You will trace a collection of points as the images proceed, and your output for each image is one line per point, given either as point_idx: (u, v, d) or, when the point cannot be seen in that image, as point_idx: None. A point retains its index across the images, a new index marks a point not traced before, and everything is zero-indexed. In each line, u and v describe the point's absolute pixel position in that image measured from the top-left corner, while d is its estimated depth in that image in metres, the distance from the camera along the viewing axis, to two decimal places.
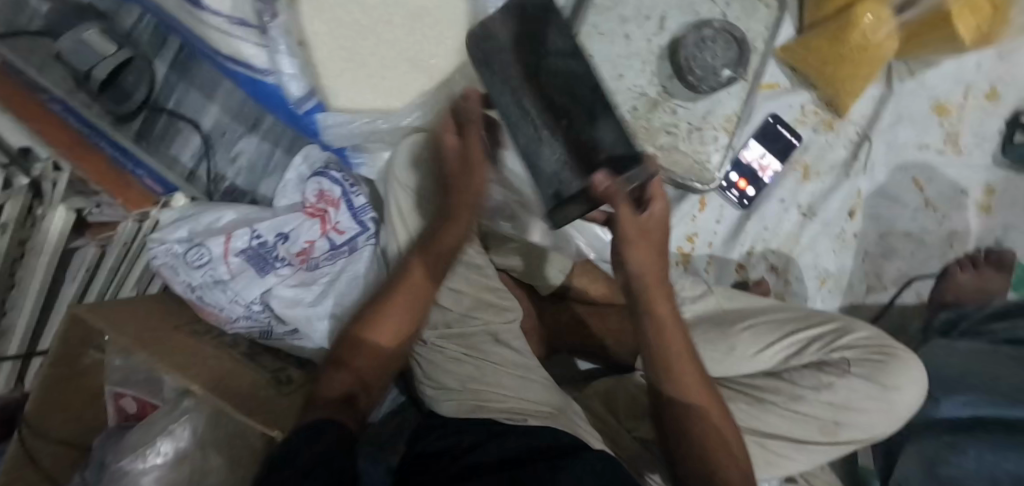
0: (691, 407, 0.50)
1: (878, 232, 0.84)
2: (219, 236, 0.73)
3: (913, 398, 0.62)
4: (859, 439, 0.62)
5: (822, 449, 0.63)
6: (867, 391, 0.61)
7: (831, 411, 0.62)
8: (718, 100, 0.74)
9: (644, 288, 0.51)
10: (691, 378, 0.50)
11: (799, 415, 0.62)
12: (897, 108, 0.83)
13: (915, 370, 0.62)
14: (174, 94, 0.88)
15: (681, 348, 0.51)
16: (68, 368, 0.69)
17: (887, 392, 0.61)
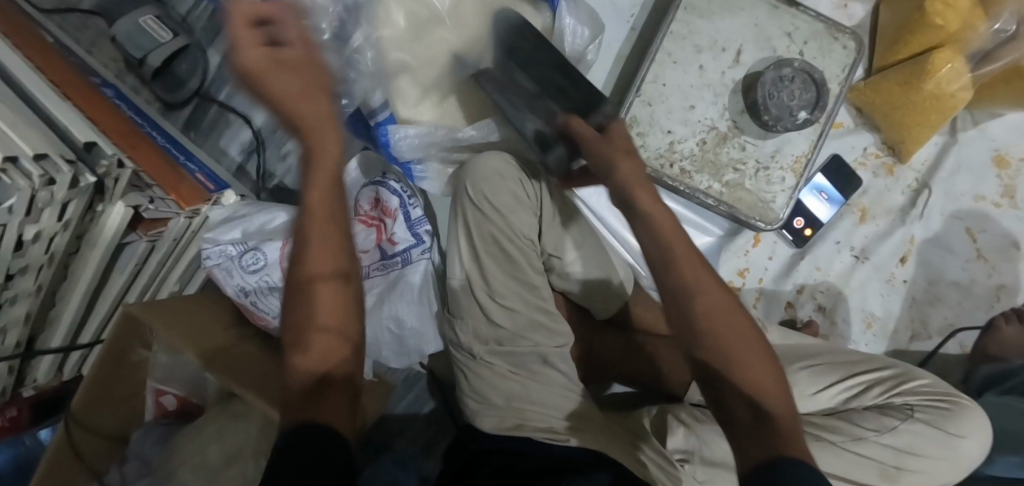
0: (745, 377, 0.45)
1: (927, 280, 0.84)
2: (276, 240, 0.72)
3: (976, 448, 0.63)
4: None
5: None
6: (933, 437, 0.62)
7: (895, 456, 0.61)
8: (788, 140, 0.74)
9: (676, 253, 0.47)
10: (741, 345, 0.45)
11: (863, 458, 0.61)
12: (958, 157, 0.83)
13: (977, 419, 0.63)
14: (226, 87, 0.86)
15: (724, 314, 0.46)
16: (115, 365, 0.68)
17: (951, 439, 0.62)
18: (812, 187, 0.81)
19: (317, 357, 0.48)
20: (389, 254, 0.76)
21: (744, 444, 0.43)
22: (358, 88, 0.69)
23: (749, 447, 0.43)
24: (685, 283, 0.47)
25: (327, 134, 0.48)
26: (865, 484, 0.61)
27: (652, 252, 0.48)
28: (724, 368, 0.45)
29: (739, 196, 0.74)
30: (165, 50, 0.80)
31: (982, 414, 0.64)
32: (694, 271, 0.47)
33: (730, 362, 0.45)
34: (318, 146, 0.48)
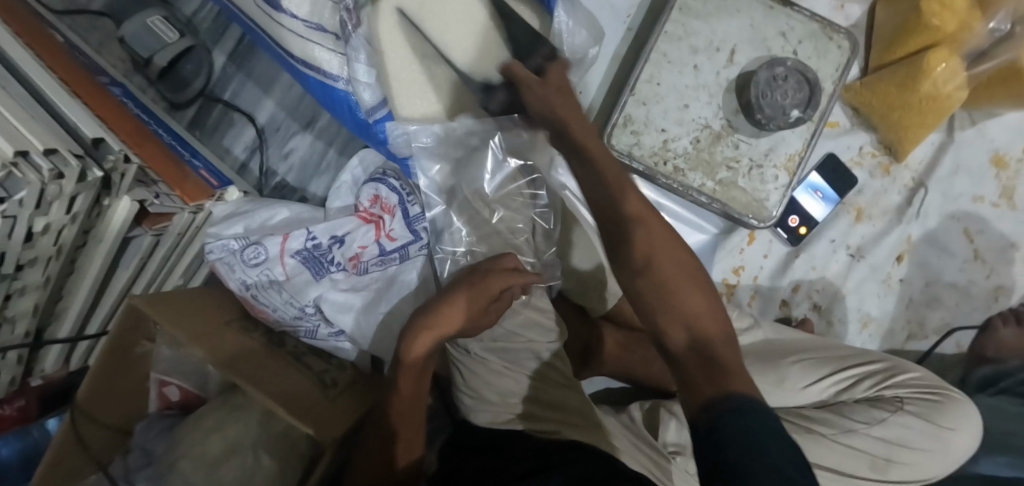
0: (686, 312, 0.48)
1: (924, 280, 0.84)
2: (277, 236, 0.73)
3: (965, 440, 0.64)
4: (907, 478, 0.63)
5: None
6: (923, 430, 0.63)
7: (884, 448, 0.62)
8: (782, 139, 0.74)
9: (623, 202, 0.53)
10: (681, 282, 0.49)
11: (852, 450, 0.62)
12: (957, 157, 0.83)
13: (966, 411, 0.64)
14: (231, 86, 0.88)
15: (666, 254, 0.51)
16: (121, 356, 0.70)
17: (942, 431, 0.63)
18: (808, 186, 0.81)
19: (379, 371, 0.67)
20: (387, 250, 0.77)
21: (688, 376, 0.45)
22: (357, 87, 0.70)
23: (695, 379, 0.44)
24: (633, 231, 0.52)
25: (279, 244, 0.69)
26: (854, 474, 0.62)
27: (602, 209, 0.55)
28: (668, 305, 0.48)
29: (732, 194, 0.74)
30: (170, 50, 0.82)
31: (971, 405, 0.65)
32: (642, 225, 0.52)
33: (673, 299, 0.48)
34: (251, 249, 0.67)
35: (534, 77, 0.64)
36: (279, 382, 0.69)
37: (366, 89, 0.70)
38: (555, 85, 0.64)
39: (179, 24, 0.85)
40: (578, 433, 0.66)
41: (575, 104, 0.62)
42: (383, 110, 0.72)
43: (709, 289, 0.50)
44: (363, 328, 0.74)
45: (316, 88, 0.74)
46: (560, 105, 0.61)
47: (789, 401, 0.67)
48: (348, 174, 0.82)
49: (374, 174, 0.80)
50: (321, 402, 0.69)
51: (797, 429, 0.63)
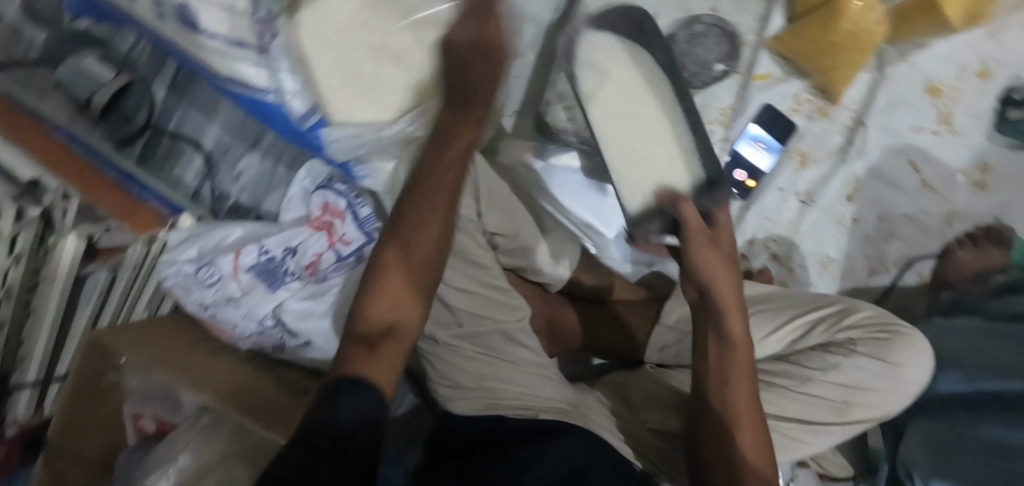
0: (735, 440, 0.55)
1: (877, 215, 0.84)
2: (229, 253, 0.74)
3: (920, 374, 0.63)
4: (869, 418, 0.63)
5: (833, 429, 0.63)
6: (877, 370, 0.62)
7: (842, 392, 0.62)
8: (713, 94, 0.76)
9: (736, 373, 0.57)
10: (739, 397, 0.57)
11: (811, 398, 0.62)
12: (892, 92, 0.84)
13: (918, 345, 0.63)
14: (174, 116, 0.89)
15: (743, 388, 0.57)
16: (87, 392, 0.70)
17: (894, 369, 0.62)
18: (749, 137, 0.82)
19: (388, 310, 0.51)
20: (344, 255, 0.78)
21: None
22: (285, 97, 0.70)
23: None
24: (723, 374, 0.57)
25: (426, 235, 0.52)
26: (815, 421, 0.62)
27: (708, 330, 0.59)
28: (722, 451, 0.55)
29: None
30: (109, 89, 0.83)
31: (924, 343, 0.64)
32: (741, 343, 0.58)
33: (727, 398, 0.57)
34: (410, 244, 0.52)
35: (703, 227, 0.56)
36: (247, 398, 0.70)
37: (295, 98, 0.70)
38: (713, 243, 0.56)
39: (115, 62, 0.86)
40: (552, 416, 0.65)
41: (729, 270, 0.57)
42: (316, 116, 0.72)
43: (763, 435, 0.57)
44: (328, 331, 0.74)
45: (251, 104, 0.74)
46: (718, 269, 0.56)
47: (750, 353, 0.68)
48: (296, 186, 0.82)
49: (320, 182, 0.80)
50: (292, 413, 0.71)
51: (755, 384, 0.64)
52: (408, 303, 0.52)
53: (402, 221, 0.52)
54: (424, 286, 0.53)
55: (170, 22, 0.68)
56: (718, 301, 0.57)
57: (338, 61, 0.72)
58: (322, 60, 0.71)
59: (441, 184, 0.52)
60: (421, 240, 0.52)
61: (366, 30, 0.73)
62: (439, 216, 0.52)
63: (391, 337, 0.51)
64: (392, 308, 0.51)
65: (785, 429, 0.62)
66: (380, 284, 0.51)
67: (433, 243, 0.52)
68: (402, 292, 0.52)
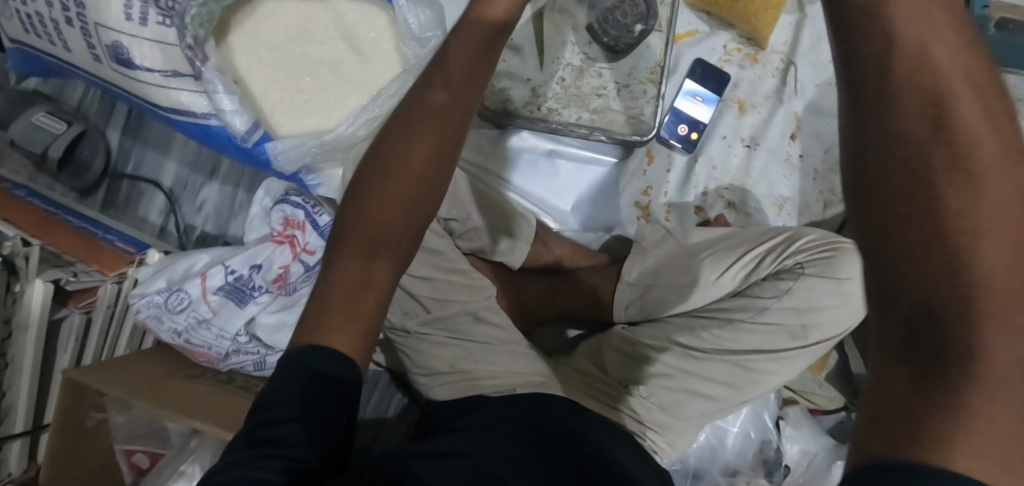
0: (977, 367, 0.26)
1: (823, 149, 0.86)
2: (196, 277, 0.76)
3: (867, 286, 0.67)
4: (828, 336, 0.67)
5: (796, 353, 0.67)
6: (826, 289, 0.66)
7: (796, 315, 0.66)
8: (640, 56, 0.78)
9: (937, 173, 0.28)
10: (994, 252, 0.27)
11: (770, 325, 0.67)
12: (817, 29, 0.86)
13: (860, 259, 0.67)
14: (131, 159, 0.91)
15: (985, 204, 0.27)
16: (73, 434, 0.71)
17: (842, 283, 0.66)
18: (686, 93, 0.85)
19: (358, 260, 0.44)
20: (310, 264, 0.79)
21: (896, 401, 0.27)
22: (226, 117, 0.70)
23: (911, 420, 0.26)
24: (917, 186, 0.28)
25: (397, 208, 0.44)
26: (777, 348, 0.67)
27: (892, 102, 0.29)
28: (954, 314, 0.27)
29: (609, 119, 0.78)
30: (62, 140, 0.85)
31: None
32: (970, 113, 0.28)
33: (966, 267, 0.27)
34: (371, 192, 0.44)
35: None
36: (230, 413, 0.70)
37: (235, 116, 0.70)
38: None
39: (65, 114, 0.88)
40: (530, 388, 0.67)
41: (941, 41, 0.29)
42: (260, 131, 0.72)
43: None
44: None
45: (196, 131, 0.76)
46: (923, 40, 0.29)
47: (707, 296, 0.71)
48: (256, 206, 0.84)
49: (279, 197, 0.81)
50: None
51: (718, 323, 0.68)
52: (378, 261, 0.44)
53: (386, 158, 0.44)
54: (386, 242, 0.44)
55: (107, 63, 0.71)
56: (916, 92, 0.28)
57: (277, 78, 0.76)
58: (257, 74, 0.75)
59: (429, 117, 0.43)
60: (403, 184, 0.43)
61: (297, 41, 0.76)
62: (421, 160, 0.44)
63: (362, 291, 0.44)
64: (363, 263, 0.44)
65: (750, 361, 0.67)
66: (343, 247, 0.44)
67: (402, 212, 0.44)
68: (372, 236, 0.44)
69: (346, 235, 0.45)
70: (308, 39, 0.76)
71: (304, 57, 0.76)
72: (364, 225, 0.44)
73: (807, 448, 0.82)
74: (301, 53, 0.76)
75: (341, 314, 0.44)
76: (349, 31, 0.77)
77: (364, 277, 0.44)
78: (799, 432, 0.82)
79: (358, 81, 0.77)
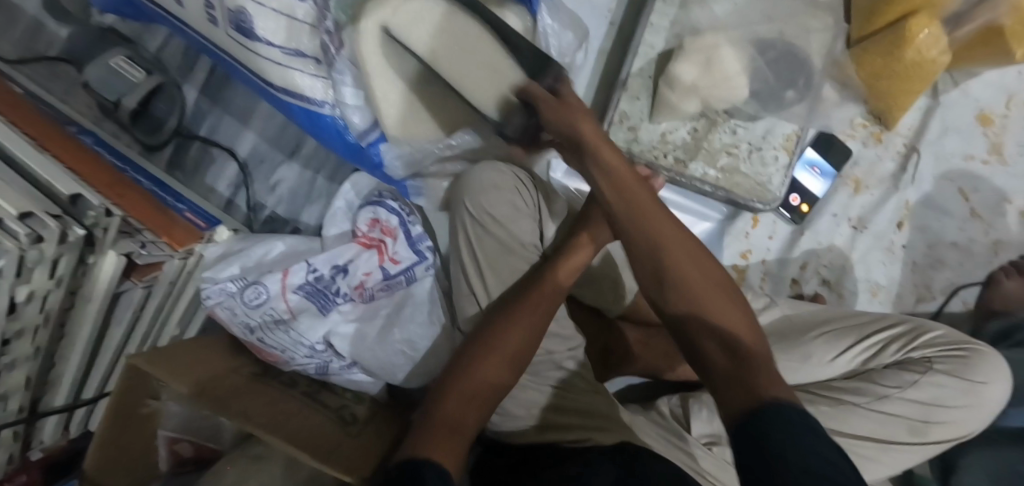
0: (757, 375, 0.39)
1: (926, 242, 0.84)
2: (277, 272, 0.70)
3: (998, 391, 0.63)
4: (947, 435, 0.63)
5: (912, 450, 0.62)
6: (955, 388, 0.62)
7: (920, 410, 0.62)
8: (778, 120, 0.74)
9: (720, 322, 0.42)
10: (703, 288, 0.43)
11: (889, 416, 0.62)
12: (944, 119, 0.84)
13: (995, 364, 0.63)
14: (207, 121, 0.84)
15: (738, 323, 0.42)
16: (123, 420, 0.66)
17: (974, 385, 0.62)
18: (804, 162, 0.81)
19: (471, 376, 0.57)
20: (392, 274, 0.74)
21: (721, 390, 0.40)
22: (345, 111, 0.67)
23: (727, 385, 0.40)
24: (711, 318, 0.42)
25: (515, 329, 0.59)
26: (892, 439, 0.62)
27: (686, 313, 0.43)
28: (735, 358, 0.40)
29: (735, 181, 0.73)
30: (140, 91, 0.78)
31: (999, 358, 0.64)
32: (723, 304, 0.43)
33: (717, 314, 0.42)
34: (500, 326, 0.60)
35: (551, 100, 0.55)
36: (294, 425, 0.66)
37: (355, 112, 0.67)
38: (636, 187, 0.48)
39: (145, 62, 0.81)
40: (604, 438, 0.62)
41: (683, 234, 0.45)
42: (375, 132, 0.69)
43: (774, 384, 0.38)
44: (383, 357, 0.70)
45: (302, 115, 0.69)
46: (640, 202, 0.47)
47: (817, 375, 0.67)
48: (340, 200, 0.79)
49: (370, 197, 0.77)
50: (347, 440, 0.67)
51: (828, 401, 0.63)
52: (470, 408, 0.55)
53: (508, 312, 0.61)
54: (512, 366, 0.58)
55: (223, 28, 0.64)
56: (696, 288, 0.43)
57: (402, 70, 0.66)
58: (380, 66, 0.65)
59: (555, 273, 0.63)
60: (517, 327, 0.59)
61: None
62: (542, 301, 0.62)
63: (457, 433, 0.53)
64: (458, 411, 0.54)
65: (860, 447, 0.62)
66: (471, 362, 0.58)
67: (492, 388, 0.57)
68: (488, 353, 0.58)
69: (469, 362, 0.58)
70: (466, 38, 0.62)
71: None
72: (466, 389, 0.56)
73: None
74: None
75: (433, 432, 0.52)
76: None
77: (462, 414, 0.54)
78: None
79: None
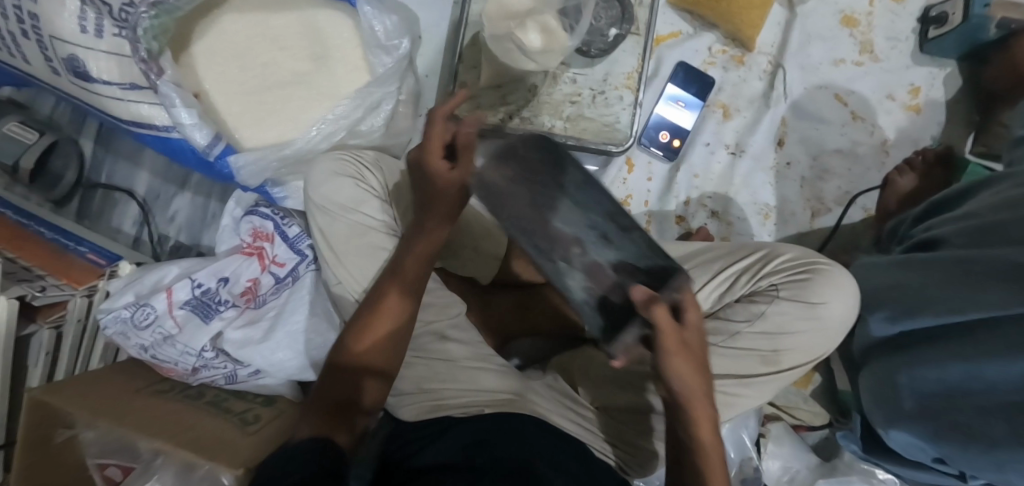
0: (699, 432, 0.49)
1: (810, 154, 0.83)
2: (161, 292, 0.74)
3: (846, 307, 0.62)
4: (800, 361, 0.63)
5: (766, 380, 0.63)
6: (796, 312, 0.62)
7: (767, 341, 0.62)
8: (615, 60, 0.76)
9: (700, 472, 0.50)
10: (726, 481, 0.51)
11: (740, 351, 0.63)
12: (805, 28, 0.83)
13: (839, 282, 0.62)
14: (104, 169, 0.90)
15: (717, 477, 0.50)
16: (37, 453, 0.70)
17: (814, 308, 0.62)
18: (668, 98, 0.81)
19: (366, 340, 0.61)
20: (280, 276, 0.79)
21: None
22: (185, 131, 0.68)
23: None
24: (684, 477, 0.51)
25: (412, 278, 0.62)
26: (750, 375, 0.63)
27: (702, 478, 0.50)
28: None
29: (582, 126, 0.76)
30: (34, 150, 0.82)
31: (848, 275, 0.63)
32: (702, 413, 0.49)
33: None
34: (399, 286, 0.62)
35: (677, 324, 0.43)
36: (189, 431, 0.69)
37: (195, 130, 0.68)
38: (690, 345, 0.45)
39: (37, 124, 0.86)
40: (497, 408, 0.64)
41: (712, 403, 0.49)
42: (222, 144, 0.70)
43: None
44: (268, 353, 0.74)
45: (158, 143, 0.73)
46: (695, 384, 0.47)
47: None
48: (226, 217, 0.82)
49: (249, 208, 0.81)
50: (239, 439, 0.70)
51: None
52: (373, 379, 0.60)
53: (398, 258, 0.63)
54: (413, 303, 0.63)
55: (65, 75, 0.68)
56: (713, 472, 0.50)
57: (246, 83, 0.74)
58: (219, 88, 0.74)
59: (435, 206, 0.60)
60: (411, 271, 0.62)
61: (271, 44, 0.75)
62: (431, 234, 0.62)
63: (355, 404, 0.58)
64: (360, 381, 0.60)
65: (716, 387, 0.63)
66: (366, 326, 0.61)
67: (397, 332, 0.62)
68: (395, 294, 0.62)
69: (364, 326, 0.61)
70: (532, 22, 0.67)
71: (267, 65, 0.75)
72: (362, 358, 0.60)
73: (788, 465, 0.80)
74: (266, 59, 0.75)
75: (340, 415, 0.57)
76: (321, 39, 0.76)
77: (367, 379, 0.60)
78: (780, 449, 0.80)
79: (324, 91, 0.75)
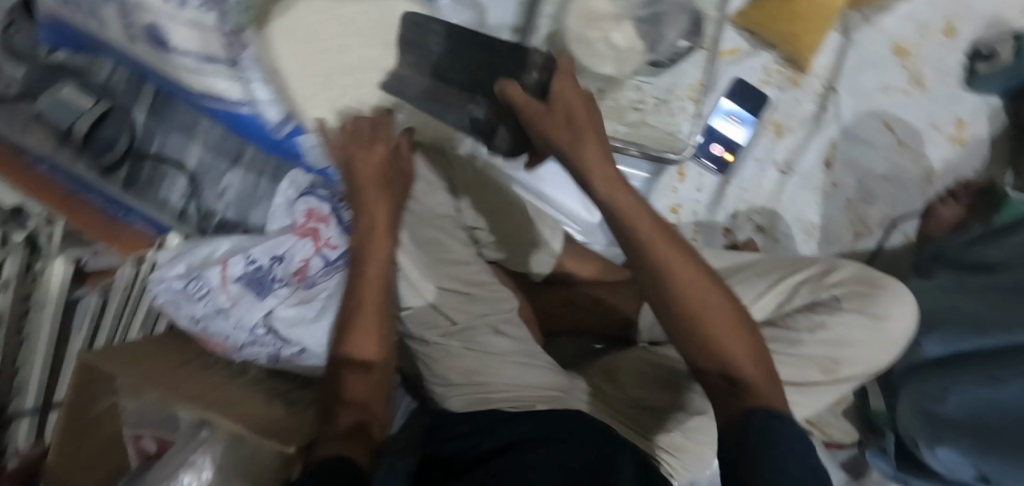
0: (720, 341, 0.45)
1: (856, 178, 0.85)
2: (217, 265, 0.74)
3: (905, 325, 0.65)
4: (857, 374, 0.65)
5: (824, 389, 0.65)
6: (859, 325, 0.64)
7: (828, 351, 0.64)
8: (681, 72, 0.78)
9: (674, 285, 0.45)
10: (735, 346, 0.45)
11: (801, 359, 0.64)
12: (860, 55, 0.85)
13: (904, 303, 0.65)
14: (155, 139, 0.88)
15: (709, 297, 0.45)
16: (80, 418, 0.69)
17: (876, 322, 0.64)
18: (724, 112, 0.83)
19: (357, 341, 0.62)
20: (331, 259, 0.79)
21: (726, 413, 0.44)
22: (259, 107, 0.71)
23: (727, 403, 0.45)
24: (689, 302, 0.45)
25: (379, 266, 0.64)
26: (810, 385, 0.64)
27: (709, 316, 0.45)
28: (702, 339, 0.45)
29: (644, 133, 0.77)
30: (88, 118, 0.82)
31: (907, 293, 0.66)
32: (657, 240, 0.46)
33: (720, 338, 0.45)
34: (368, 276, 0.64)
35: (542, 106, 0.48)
36: (236, 409, 0.69)
37: (269, 107, 0.71)
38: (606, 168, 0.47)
39: (92, 90, 0.85)
40: (549, 405, 0.62)
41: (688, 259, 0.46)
42: (291, 124, 0.74)
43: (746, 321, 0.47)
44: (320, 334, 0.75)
45: (228, 117, 0.73)
46: (636, 216, 0.46)
47: None
48: (279, 196, 0.81)
49: (304, 189, 0.81)
50: (287, 420, 0.70)
51: None
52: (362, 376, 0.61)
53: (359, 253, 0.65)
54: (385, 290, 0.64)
55: (142, 42, 0.68)
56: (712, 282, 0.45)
57: (316, 66, 0.75)
58: (293, 67, 0.73)
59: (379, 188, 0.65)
60: (374, 262, 0.64)
61: (341, 28, 0.75)
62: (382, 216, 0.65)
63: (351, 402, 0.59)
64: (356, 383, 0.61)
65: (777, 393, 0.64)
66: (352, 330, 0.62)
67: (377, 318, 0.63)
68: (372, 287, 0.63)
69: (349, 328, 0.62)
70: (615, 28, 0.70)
71: (338, 50, 0.76)
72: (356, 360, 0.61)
73: None
74: (336, 43, 0.75)
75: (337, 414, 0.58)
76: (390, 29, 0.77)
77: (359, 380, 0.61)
78: None
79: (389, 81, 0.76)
